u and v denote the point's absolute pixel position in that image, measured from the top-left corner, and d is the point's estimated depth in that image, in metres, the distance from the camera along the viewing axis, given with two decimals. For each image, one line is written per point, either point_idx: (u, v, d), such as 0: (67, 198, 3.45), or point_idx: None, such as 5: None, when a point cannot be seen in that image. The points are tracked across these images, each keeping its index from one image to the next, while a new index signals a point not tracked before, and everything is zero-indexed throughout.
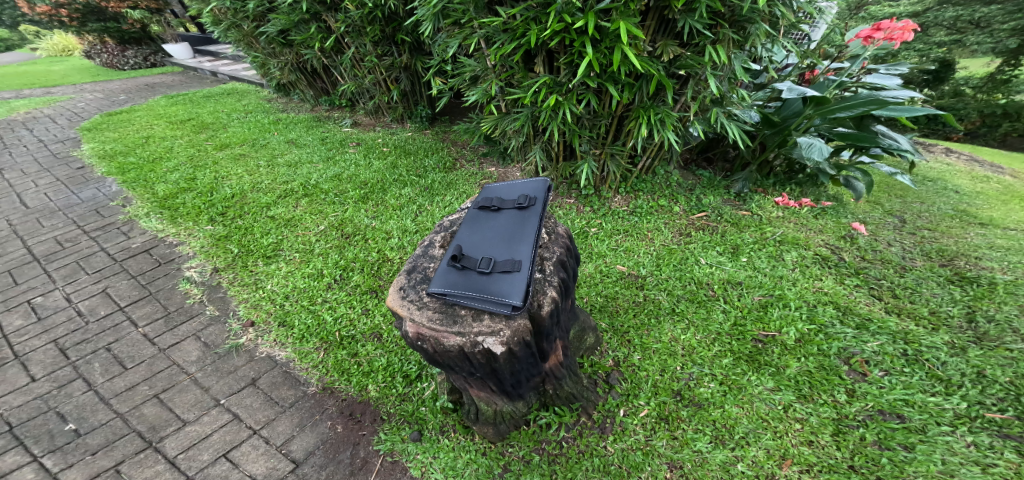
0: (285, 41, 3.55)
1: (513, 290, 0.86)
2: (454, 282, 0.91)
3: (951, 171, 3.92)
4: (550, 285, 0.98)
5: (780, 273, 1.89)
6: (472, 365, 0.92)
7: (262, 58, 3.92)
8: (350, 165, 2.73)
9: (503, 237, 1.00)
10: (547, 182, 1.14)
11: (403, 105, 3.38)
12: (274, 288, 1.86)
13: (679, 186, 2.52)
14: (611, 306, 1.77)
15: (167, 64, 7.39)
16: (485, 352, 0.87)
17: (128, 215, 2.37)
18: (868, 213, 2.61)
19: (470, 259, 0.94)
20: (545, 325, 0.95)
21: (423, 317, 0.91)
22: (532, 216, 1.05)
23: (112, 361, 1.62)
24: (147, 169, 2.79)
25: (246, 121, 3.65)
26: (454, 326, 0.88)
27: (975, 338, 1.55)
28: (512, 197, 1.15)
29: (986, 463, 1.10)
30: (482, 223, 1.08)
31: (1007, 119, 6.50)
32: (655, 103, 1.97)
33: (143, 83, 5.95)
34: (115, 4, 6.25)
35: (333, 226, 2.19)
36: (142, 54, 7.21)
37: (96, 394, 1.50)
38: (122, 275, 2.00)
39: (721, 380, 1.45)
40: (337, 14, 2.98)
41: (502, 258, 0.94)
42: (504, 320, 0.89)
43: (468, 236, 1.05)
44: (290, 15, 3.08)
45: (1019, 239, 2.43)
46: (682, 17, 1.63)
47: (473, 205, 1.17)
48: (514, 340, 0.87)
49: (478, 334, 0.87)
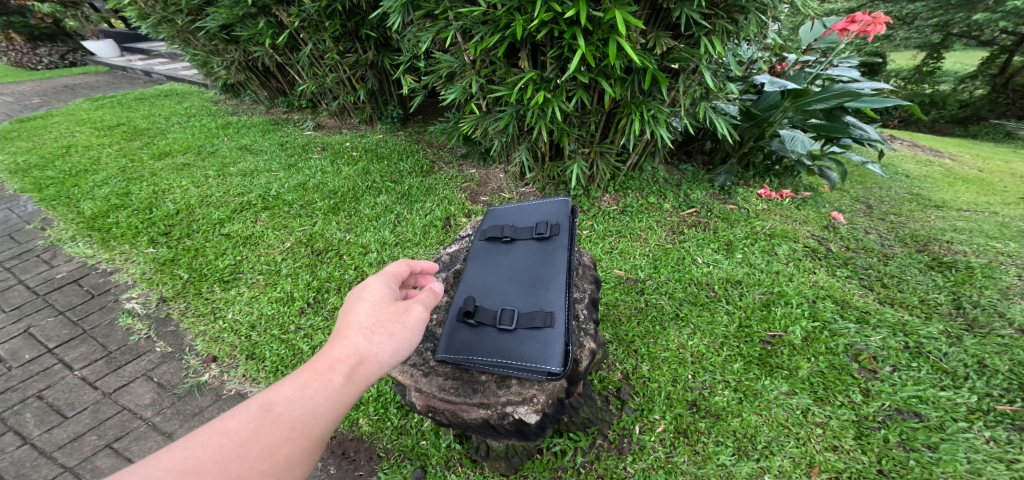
0: (230, 37, 3.21)
1: (547, 352, 0.80)
2: (470, 343, 0.84)
3: (899, 157, 4.18)
4: (588, 336, 1.02)
5: (776, 269, 1.88)
6: (498, 431, 0.93)
7: (203, 56, 3.53)
8: (316, 173, 2.50)
9: (522, 279, 0.94)
10: (565, 206, 1.08)
11: (371, 105, 3.16)
12: (237, 317, 1.61)
13: (666, 182, 2.49)
14: (613, 314, 1.68)
15: (89, 63, 6.66)
16: (516, 422, 0.89)
17: (49, 240, 2.01)
18: (841, 201, 2.67)
19: (485, 313, 0.87)
20: (575, 380, 0.96)
21: (432, 388, 0.93)
22: (552, 249, 0.99)
23: (48, 410, 1.36)
24: (70, 184, 2.41)
25: (189, 125, 3.28)
26: (474, 396, 0.91)
27: (966, 325, 1.58)
28: (526, 224, 1.09)
29: (1010, 459, 1.12)
30: (494, 259, 1.02)
31: (935, 107, 8.32)
32: (646, 98, 1.92)
33: (60, 84, 5.28)
34: None
35: (301, 242, 1.97)
36: (58, 53, 6.44)
37: (33, 448, 1.26)
38: (48, 312, 1.69)
39: (734, 387, 1.38)
40: (290, 8, 2.70)
41: (528, 309, 0.88)
42: (535, 385, 0.92)
43: (479, 276, 0.98)
44: (234, 9, 2.77)
45: (976, 220, 2.57)
46: (679, 6, 1.59)
47: (480, 236, 1.11)
48: (547, 404, 0.90)
49: (505, 404, 0.90)
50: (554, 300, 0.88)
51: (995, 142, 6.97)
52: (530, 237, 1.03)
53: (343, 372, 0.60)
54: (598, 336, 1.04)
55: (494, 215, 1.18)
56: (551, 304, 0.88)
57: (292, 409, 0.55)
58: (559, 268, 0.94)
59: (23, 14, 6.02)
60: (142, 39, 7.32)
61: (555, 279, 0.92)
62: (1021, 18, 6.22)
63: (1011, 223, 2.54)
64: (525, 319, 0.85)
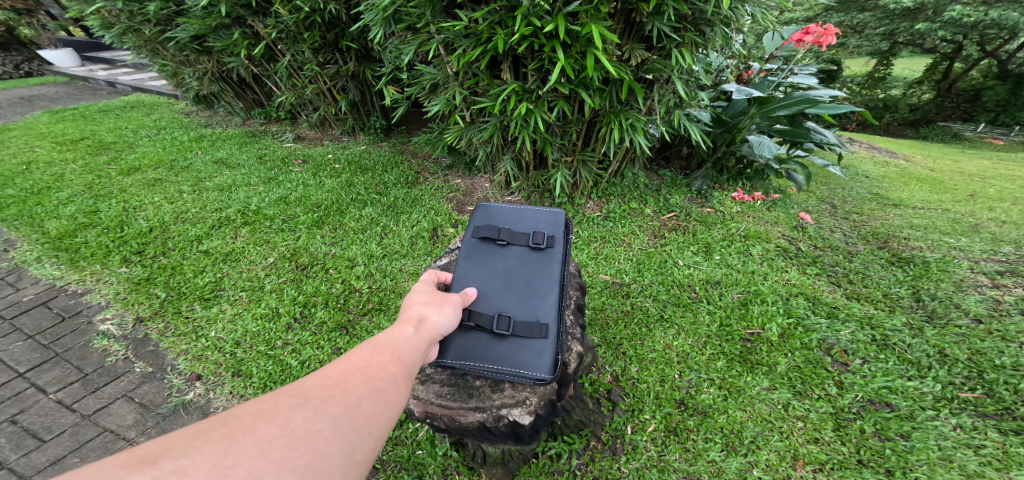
0: (202, 47, 3.13)
1: (539, 361, 0.86)
2: (465, 349, 0.87)
3: (858, 158, 4.43)
4: (576, 339, 1.09)
5: (752, 269, 1.97)
6: (494, 434, 0.96)
7: (173, 67, 3.42)
8: (297, 186, 2.46)
9: (516, 289, 0.95)
10: (562, 216, 1.07)
11: (353, 116, 3.15)
12: (220, 335, 1.57)
13: (646, 187, 2.59)
14: (600, 318, 1.73)
15: (45, 73, 6.38)
16: (510, 424, 0.92)
17: (12, 262, 1.91)
18: (808, 201, 2.82)
19: (482, 319, 0.89)
20: (566, 382, 0.99)
21: (430, 395, 0.96)
22: (547, 262, 0.99)
23: (25, 434, 1.32)
24: (32, 202, 2.29)
25: (159, 138, 3.17)
26: (470, 400, 0.94)
27: (925, 316, 1.71)
28: (522, 228, 1.06)
29: (976, 445, 1.21)
30: (487, 262, 1.00)
31: (889, 110, 9.01)
32: (624, 108, 2.00)
33: (15, 95, 5.02)
34: None
35: (285, 257, 1.94)
36: (11, 62, 6.15)
37: (11, 474, 1.21)
38: (16, 336, 1.61)
39: (719, 384, 1.44)
40: (266, 19, 2.66)
41: (524, 318, 0.91)
42: (528, 388, 0.96)
43: (472, 279, 0.97)
44: (206, 19, 2.70)
45: (930, 216, 2.76)
46: (652, 20, 1.67)
47: (470, 231, 1.06)
48: (540, 406, 0.94)
49: (500, 406, 0.93)
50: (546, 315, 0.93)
51: (943, 142, 7.52)
52: (525, 244, 1.02)
53: (416, 323, 0.70)
54: (585, 340, 1.10)
55: (485, 208, 1.12)
56: (545, 316, 0.92)
57: (400, 341, 0.63)
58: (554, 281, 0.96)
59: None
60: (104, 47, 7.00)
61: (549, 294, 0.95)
62: (957, 28, 6.77)
63: (961, 218, 2.75)
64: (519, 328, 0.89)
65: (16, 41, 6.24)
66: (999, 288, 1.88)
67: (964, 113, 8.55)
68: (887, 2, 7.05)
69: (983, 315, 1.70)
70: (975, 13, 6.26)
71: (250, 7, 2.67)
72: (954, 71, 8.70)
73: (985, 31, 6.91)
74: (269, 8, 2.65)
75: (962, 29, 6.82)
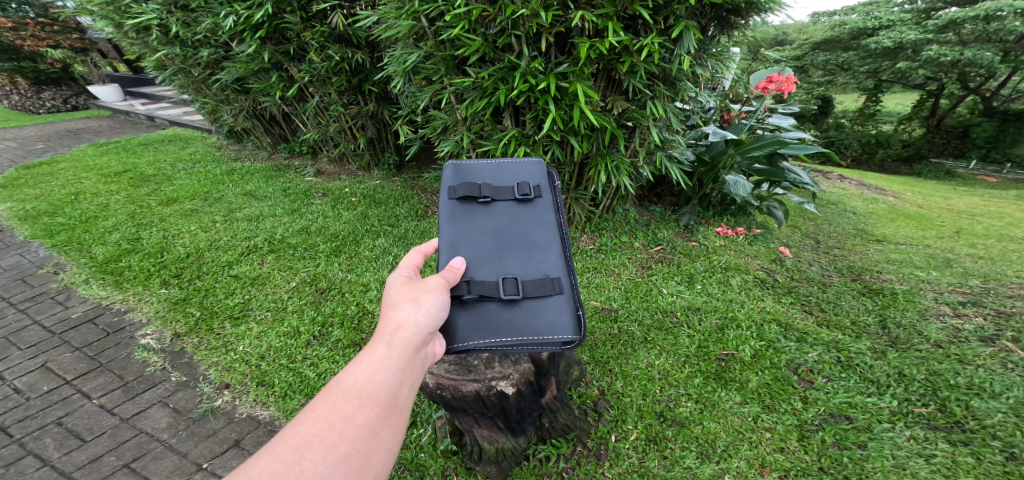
0: (241, 88, 3.50)
1: (560, 307, 1.05)
2: (495, 320, 1.01)
3: (847, 195, 4.64)
4: None
5: (730, 297, 2.15)
6: (485, 405, 1.22)
7: (213, 104, 3.80)
8: (318, 217, 2.71)
9: (514, 241, 1.13)
10: (538, 168, 1.24)
11: (369, 153, 3.47)
12: (248, 349, 1.75)
13: (636, 222, 2.83)
14: (590, 340, 1.90)
15: (90, 106, 7.06)
16: (498, 393, 1.19)
17: (63, 283, 2.15)
18: (790, 236, 3.02)
19: (506, 285, 1.04)
20: (544, 367, 1.28)
21: (441, 371, 1.23)
22: (535, 209, 1.18)
23: (68, 434, 1.47)
24: (80, 230, 2.56)
25: (194, 172, 3.49)
26: (469, 374, 1.23)
27: (889, 341, 1.86)
28: (503, 183, 1.21)
29: (927, 454, 1.33)
30: (477, 219, 1.15)
31: (881, 147, 9.36)
32: (610, 151, 2.28)
33: (63, 128, 5.52)
34: (34, 42, 5.96)
35: (306, 281, 2.15)
36: (61, 97, 6.86)
37: (53, 470, 1.36)
38: (65, 348, 1.80)
39: (696, 399, 1.59)
40: (301, 64, 3.00)
41: (537, 274, 1.09)
42: (511, 368, 1.26)
43: (479, 244, 1.10)
44: (249, 63, 3.04)
45: (908, 252, 2.92)
46: (628, 78, 1.96)
47: (453, 195, 1.16)
48: (520, 379, 1.22)
49: (491, 378, 1.21)
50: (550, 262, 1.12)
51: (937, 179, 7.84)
52: (511, 198, 1.18)
53: (387, 343, 0.72)
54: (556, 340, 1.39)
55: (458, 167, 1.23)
56: (550, 264, 1.11)
57: (366, 380, 0.66)
58: (549, 231, 1.15)
59: (33, 59, 6.39)
60: (145, 82, 7.62)
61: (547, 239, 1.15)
62: (937, 67, 7.31)
63: (936, 254, 2.91)
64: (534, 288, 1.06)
65: (68, 76, 6.95)
66: (960, 317, 2.03)
67: (955, 150, 9.17)
68: (871, 42, 7.64)
69: (943, 341, 1.84)
70: (951, 52, 6.83)
71: (287, 54, 3.00)
72: (942, 107, 9.34)
73: (965, 69, 7.39)
74: (304, 55, 2.99)
75: (941, 68, 7.36)
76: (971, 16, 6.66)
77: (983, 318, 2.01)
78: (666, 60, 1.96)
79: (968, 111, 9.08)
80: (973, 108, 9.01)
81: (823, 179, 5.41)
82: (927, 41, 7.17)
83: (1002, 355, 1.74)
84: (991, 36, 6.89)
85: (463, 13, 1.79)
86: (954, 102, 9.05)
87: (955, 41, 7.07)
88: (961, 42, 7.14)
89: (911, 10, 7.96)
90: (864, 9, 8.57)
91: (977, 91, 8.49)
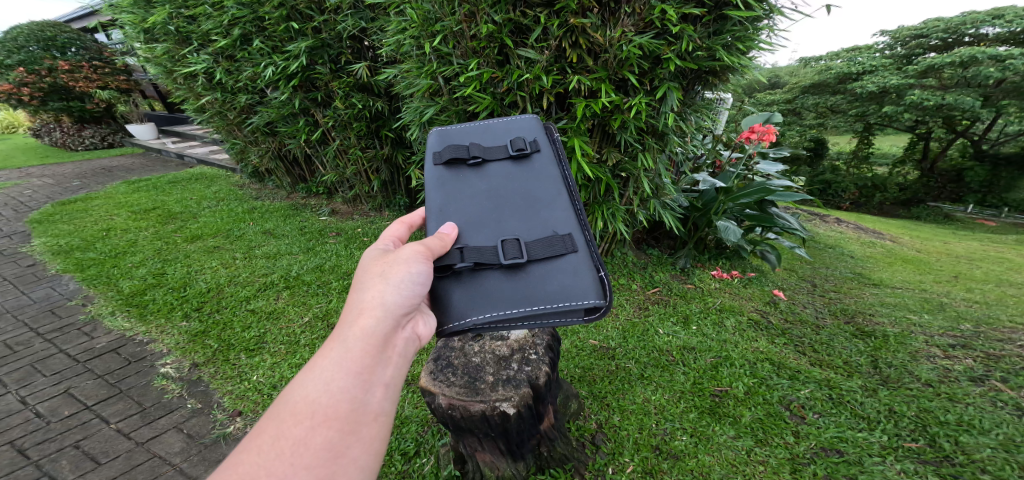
0: (270, 131, 3.82)
1: (573, 261, 1.11)
2: (507, 287, 1.06)
3: (844, 238, 4.75)
4: (544, 363, 1.43)
5: (724, 337, 2.22)
6: (489, 425, 1.31)
7: (242, 144, 4.13)
8: (331, 256, 2.88)
9: (517, 196, 1.21)
10: (530, 126, 1.35)
11: (382, 194, 3.71)
12: (260, 379, 1.83)
13: (634, 265, 2.99)
14: (588, 376, 1.96)
15: (124, 144, 7.64)
16: (501, 413, 1.28)
17: (90, 315, 2.29)
18: (785, 280, 3.11)
19: (515, 248, 1.10)
20: (542, 392, 1.38)
21: (452, 392, 1.32)
22: (531, 162, 1.28)
23: (83, 457, 1.53)
24: (110, 265, 2.74)
25: (218, 210, 3.72)
26: (477, 395, 1.30)
27: (881, 380, 1.91)
28: (495, 145, 1.31)
29: None
30: (477, 180, 1.24)
31: (878, 189, 9.63)
32: (605, 200, 2.48)
33: (99, 166, 5.93)
34: (85, 84, 6.62)
35: (318, 316, 2.25)
36: (99, 135, 7.46)
37: None
38: (88, 375, 1.90)
39: (691, 432, 1.63)
40: (327, 110, 3.31)
41: (545, 232, 1.16)
42: (513, 389, 1.32)
43: (479, 206, 1.19)
44: (281, 109, 3.35)
45: (904, 295, 2.97)
46: (620, 133, 2.19)
47: (445, 161, 1.26)
48: (521, 402, 1.30)
49: (496, 399, 1.29)
50: (557, 213, 1.19)
51: (935, 224, 8.02)
52: (507, 157, 1.28)
53: (349, 346, 0.83)
54: (553, 365, 1.45)
55: (448, 135, 1.35)
56: (556, 218, 1.18)
57: (328, 390, 0.77)
58: (549, 184, 1.23)
59: (81, 99, 7.06)
60: (179, 120, 8.37)
61: (550, 190, 1.23)
62: (921, 111, 7.75)
63: (932, 297, 2.96)
64: (542, 244, 1.11)
65: (109, 115, 7.66)
66: (950, 358, 2.07)
67: (953, 194, 9.49)
68: (857, 86, 8.19)
69: (934, 381, 1.88)
70: (932, 97, 7.33)
71: (315, 100, 3.32)
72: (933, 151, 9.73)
73: (950, 113, 7.80)
74: (330, 102, 3.30)
75: (926, 112, 7.79)
76: (947, 62, 7.22)
77: (972, 360, 2.06)
78: (653, 117, 2.20)
79: (958, 154, 9.47)
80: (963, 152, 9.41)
81: (821, 222, 5.54)
82: (908, 86, 7.67)
83: (991, 394, 1.78)
84: (970, 81, 7.35)
85: (475, 75, 2.06)
86: (944, 145, 9.45)
87: (937, 85, 7.57)
88: (943, 86, 7.65)
89: (891, 55, 8.61)
90: (848, 54, 9.23)
91: (965, 134, 8.88)
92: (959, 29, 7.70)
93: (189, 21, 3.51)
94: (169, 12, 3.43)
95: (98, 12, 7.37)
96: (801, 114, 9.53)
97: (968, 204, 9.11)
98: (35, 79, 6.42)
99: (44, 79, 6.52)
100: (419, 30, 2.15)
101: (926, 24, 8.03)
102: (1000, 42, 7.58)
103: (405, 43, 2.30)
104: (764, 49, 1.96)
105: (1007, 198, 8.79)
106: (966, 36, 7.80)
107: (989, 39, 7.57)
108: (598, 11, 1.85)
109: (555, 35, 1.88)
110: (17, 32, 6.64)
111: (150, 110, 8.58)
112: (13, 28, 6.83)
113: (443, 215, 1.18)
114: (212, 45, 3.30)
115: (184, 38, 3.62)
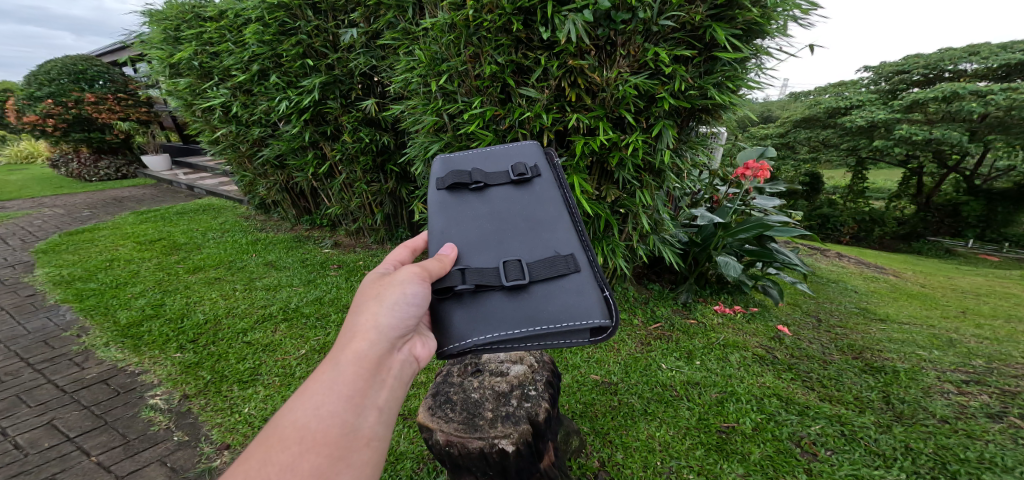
0: (279, 164, 3.95)
1: (577, 280, 1.12)
2: (509, 308, 1.07)
3: (847, 273, 4.72)
4: (544, 399, 1.39)
5: (729, 372, 2.17)
6: (487, 463, 1.26)
7: (252, 177, 4.27)
8: (331, 288, 2.87)
9: (519, 218, 1.24)
10: (532, 152, 1.41)
11: (385, 226, 3.78)
12: (252, 411, 1.77)
13: (635, 300, 2.99)
14: (590, 411, 1.89)
15: (138, 174, 7.92)
16: (500, 451, 1.24)
17: (83, 346, 2.26)
18: (789, 315, 3.06)
19: (518, 269, 1.12)
20: (542, 428, 1.33)
21: (450, 428, 1.28)
22: (533, 186, 1.32)
23: None
24: (109, 295, 2.74)
25: (222, 241, 3.77)
26: (475, 432, 1.26)
27: (894, 416, 1.83)
28: (498, 170, 1.36)
29: None
30: (477, 204, 1.28)
31: (876, 224, 9.73)
32: (605, 235, 2.53)
33: (110, 196, 6.08)
34: (107, 116, 7.02)
35: (315, 349, 2.21)
36: (115, 166, 7.75)
37: None
38: (73, 406, 1.85)
39: (698, 471, 1.56)
40: (335, 143, 3.45)
41: (550, 252, 1.18)
42: (512, 426, 1.27)
43: (482, 228, 1.22)
44: (291, 142, 3.49)
45: (913, 331, 2.91)
46: (618, 170, 2.27)
47: (447, 185, 1.31)
48: (520, 439, 1.25)
49: (494, 436, 1.25)
50: (559, 235, 1.22)
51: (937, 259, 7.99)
52: (510, 182, 1.32)
53: (340, 369, 0.83)
54: (553, 401, 1.40)
55: (450, 161, 1.40)
56: (559, 239, 1.21)
57: (318, 415, 0.76)
58: (551, 206, 1.27)
59: (102, 131, 7.38)
60: (191, 152, 8.75)
61: (552, 213, 1.26)
62: (911, 146, 7.98)
63: (941, 333, 2.89)
64: (544, 265, 1.13)
65: (125, 147, 7.98)
66: (965, 395, 2.00)
67: (951, 228, 9.51)
68: (845, 121, 8.51)
69: (950, 417, 1.80)
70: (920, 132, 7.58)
71: (325, 135, 3.46)
72: (928, 186, 9.88)
73: (939, 147, 8.02)
74: (339, 136, 3.44)
75: (915, 146, 8.03)
76: (930, 97, 7.53)
77: (987, 396, 1.99)
78: (650, 154, 2.28)
79: (952, 189, 9.61)
80: (957, 186, 9.54)
81: (823, 257, 5.53)
82: (896, 120, 7.94)
83: (1011, 431, 1.71)
84: (954, 116, 7.60)
85: (479, 113, 2.18)
86: (937, 181, 9.60)
87: (923, 120, 7.83)
88: (929, 121, 7.87)
89: (876, 91, 9.00)
90: (835, 89, 9.63)
91: (957, 169, 9.00)
92: (939, 65, 8.12)
93: (211, 57, 3.75)
94: (195, 49, 3.67)
95: (127, 48, 7.87)
96: (794, 149, 9.81)
97: (968, 239, 9.13)
98: (60, 111, 6.74)
99: (69, 111, 6.84)
100: (427, 69, 2.30)
101: (907, 61, 8.52)
102: (979, 78, 7.92)
103: (413, 81, 2.45)
104: (753, 88, 2.08)
105: (1006, 233, 8.86)
106: (946, 72, 8.17)
107: (968, 75, 7.91)
108: (595, 53, 1.98)
109: (555, 76, 2.01)
110: (52, 65, 7.05)
111: (165, 141, 8.94)
112: (46, 62, 7.26)
113: (445, 239, 1.20)
114: (232, 80, 3.51)
115: (206, 73, 3.85)
